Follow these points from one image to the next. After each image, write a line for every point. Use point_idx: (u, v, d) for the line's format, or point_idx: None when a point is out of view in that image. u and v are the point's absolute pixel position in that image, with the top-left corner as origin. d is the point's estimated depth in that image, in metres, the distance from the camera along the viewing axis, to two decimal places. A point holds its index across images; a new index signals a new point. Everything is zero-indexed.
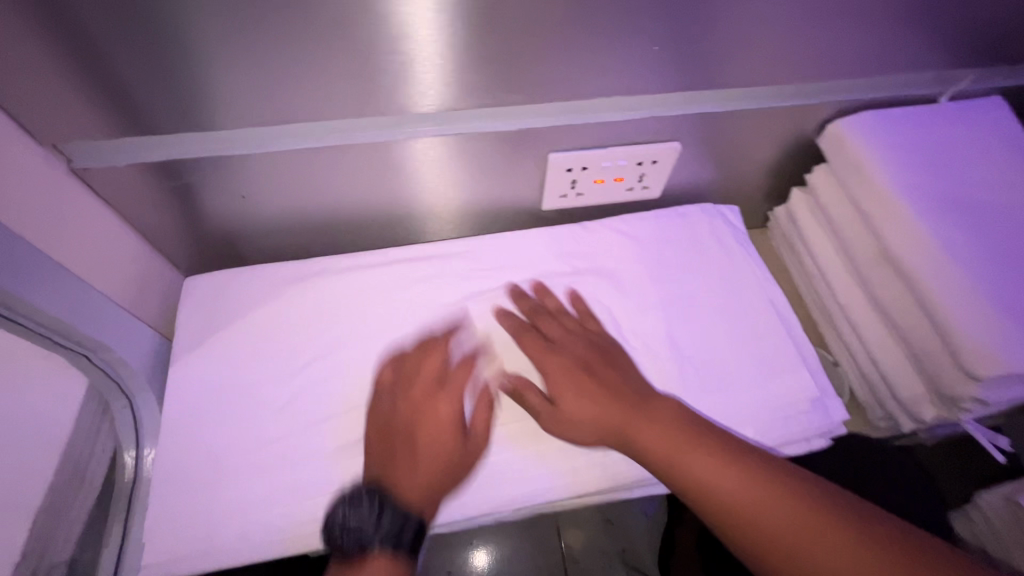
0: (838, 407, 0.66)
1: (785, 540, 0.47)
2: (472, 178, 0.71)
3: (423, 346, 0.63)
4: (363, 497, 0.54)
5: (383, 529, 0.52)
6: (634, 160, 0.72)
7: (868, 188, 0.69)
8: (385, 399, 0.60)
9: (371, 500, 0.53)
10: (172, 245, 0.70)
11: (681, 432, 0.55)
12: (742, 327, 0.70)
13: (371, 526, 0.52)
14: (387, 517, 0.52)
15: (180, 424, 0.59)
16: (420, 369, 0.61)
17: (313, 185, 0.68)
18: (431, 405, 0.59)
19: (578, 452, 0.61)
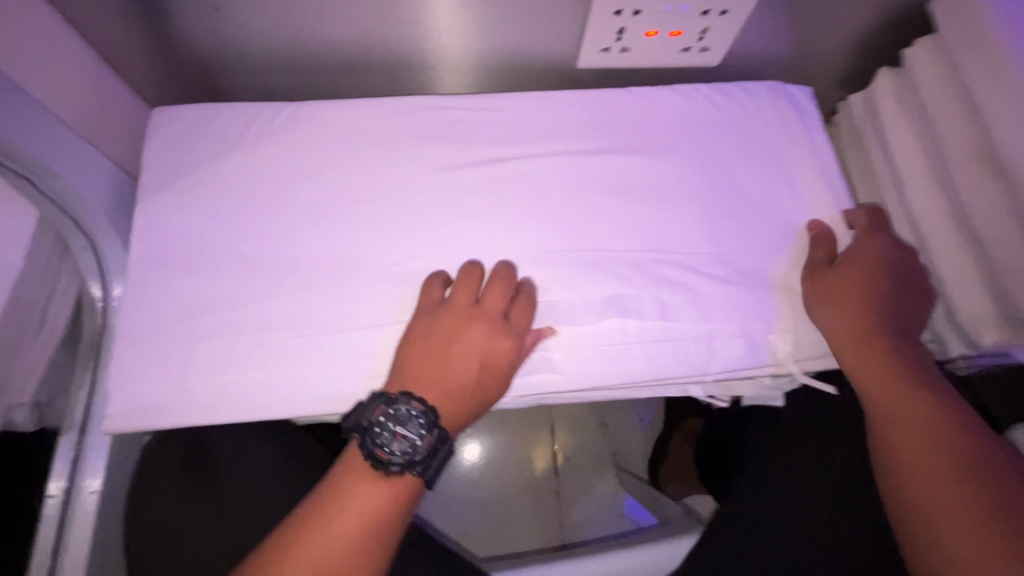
0: None
1: (924, 494, 0.47)
2: (499, 14, 0.58)
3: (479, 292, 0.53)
4: (415, 412, 0.47)
5: (431, 456, 0.47)
6: (699, 8, 0.58)
7: (988, 66, 0.55)
8: (431, 323, 0.51)
9: (424, 431, 0.47)
10: (138, 69, 0.59)
11: (869, 331, 0.53)
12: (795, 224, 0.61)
13: (426, 455, 0.47)
14: (433, 455, 0.48)
15: (147, 270, 0.52)
16: (477, 321, 0.51)
17: (303, 4, 0.55)
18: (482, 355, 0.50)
19: (592, 342, 0.55)
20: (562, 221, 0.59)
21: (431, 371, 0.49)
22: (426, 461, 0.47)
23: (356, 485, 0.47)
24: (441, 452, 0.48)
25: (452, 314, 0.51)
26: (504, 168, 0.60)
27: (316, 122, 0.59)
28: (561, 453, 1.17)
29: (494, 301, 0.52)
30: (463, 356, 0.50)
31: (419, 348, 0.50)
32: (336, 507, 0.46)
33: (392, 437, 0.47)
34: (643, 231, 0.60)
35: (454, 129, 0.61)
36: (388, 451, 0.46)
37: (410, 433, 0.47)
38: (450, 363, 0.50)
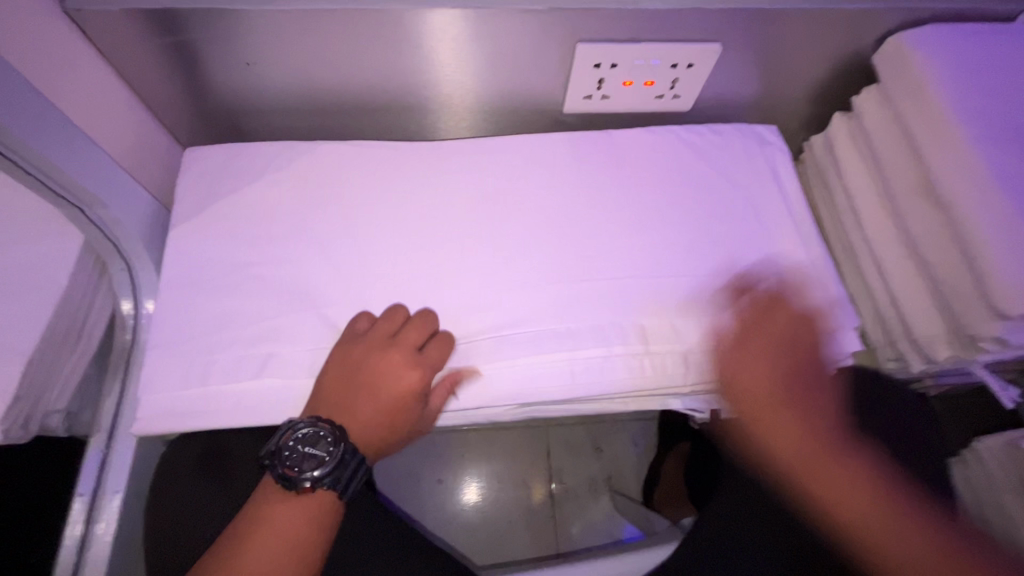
0: (850, 339, 0.64)
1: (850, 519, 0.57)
2: (493, 67, 0.67)
3: (399, 325, 0.58)
4: (323, 435, 0.52)
5: (339, 473, 0.52)
6: (668, 61, 0.66)
7: (922, 111, 0.63)
8: (346, 350, 0.55)
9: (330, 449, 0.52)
10: (175, 114, 0.67)
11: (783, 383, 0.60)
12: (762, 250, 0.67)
13: (335, 472, 0.52)
14: (345, 469, 0.52)
15: (176, 289, 0.58)
16: (394, 355, 0.56)
17: (323, 58, 0.63)
18: (391, 387, 0.56)
19: (577, 356, 0.60)
20: (549, 247, 0.65)
21: (343, 395, 0.54)
22: (335, 476, 0.52)
23: (276, 502, 0.52)
24: (353, 464, 0.53)
25: (371, 347, 0.56)
26: (496, 200, 0.67)
27: (330, 159, 0.66)
28: (557, 477, 1.20)
29: (409, 338, 0.57)
30: (377, 385, 0.55)
31: (333, 374, 0.54)
32: (258, 529, 0.50)
33: (304, 458, 0.51)
34: (623, 256, 0.66)
35: (453, 166, 0.68)
36: (304, 471, 0.51)
37: (319, 454, 0.52)
38: (362, 391, 0.55)
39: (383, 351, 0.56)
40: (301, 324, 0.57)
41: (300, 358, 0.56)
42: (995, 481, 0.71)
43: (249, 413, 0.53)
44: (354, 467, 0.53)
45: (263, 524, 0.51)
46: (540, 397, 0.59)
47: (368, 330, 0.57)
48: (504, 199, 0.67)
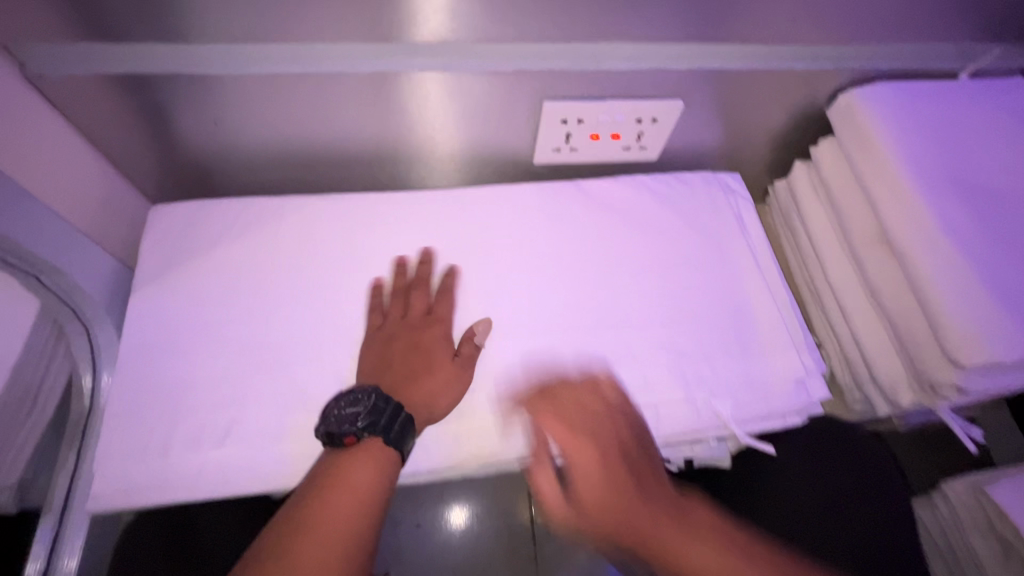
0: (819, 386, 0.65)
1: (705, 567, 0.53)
2: (463, 122, 0.68)
3: (402, 306, 0.63)
4: (359, 394, 0.54)
5: (377, 417, 0.52)
6: (633, 116, 0.68)
7: (875, 164, 0.66)
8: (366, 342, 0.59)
9: (368, 399, 0.53)
10: (141, 170, 0.67)
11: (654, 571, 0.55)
12: (730, 298, 0.69)
13: (370, 417, 0.52)
14: (383, 415, 0.53)
15: (136, 354, 0.57)
16: (418, 327, 0.61)
17: (293, 116, 0.64)
18: (428, 355, 0.60)
19: (549, 413, 0.60)
20: (520, 300, 0.65)
21: (395, 385, 0.57)
22: (377, 421, 0.52)
23: (367, 462, 0.52)
24: (388, 410, 0.53)
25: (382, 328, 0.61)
26: (467, 253, 0.67)
27: (299, 214, 0.66)
28: (538, 516, 1.18)
29: (416, 304, 0.63)
30: (415, 356, 0.60)
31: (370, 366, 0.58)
32: (371, 471, 0.51)
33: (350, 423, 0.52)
34: (593, 306, 0.66)
35: (427, 219, 0.69)
36: (352, 433, 0.52)
37: (359, 411, 0.53)
38: (413, 368, 0.59)
39: (399, 322, 0.61)
40: (267, 388, 0.56)
41: (267, 424, 0.55)
42: (964, 521, 0.72)
43: (210, 484, 0.52)
44: (402, 414, 0.54)
45: (382, 477, 0.51)
46: (512, 456, 0.58)
47: (378, 326, 0.61)
48: (476, 254, 0.68)
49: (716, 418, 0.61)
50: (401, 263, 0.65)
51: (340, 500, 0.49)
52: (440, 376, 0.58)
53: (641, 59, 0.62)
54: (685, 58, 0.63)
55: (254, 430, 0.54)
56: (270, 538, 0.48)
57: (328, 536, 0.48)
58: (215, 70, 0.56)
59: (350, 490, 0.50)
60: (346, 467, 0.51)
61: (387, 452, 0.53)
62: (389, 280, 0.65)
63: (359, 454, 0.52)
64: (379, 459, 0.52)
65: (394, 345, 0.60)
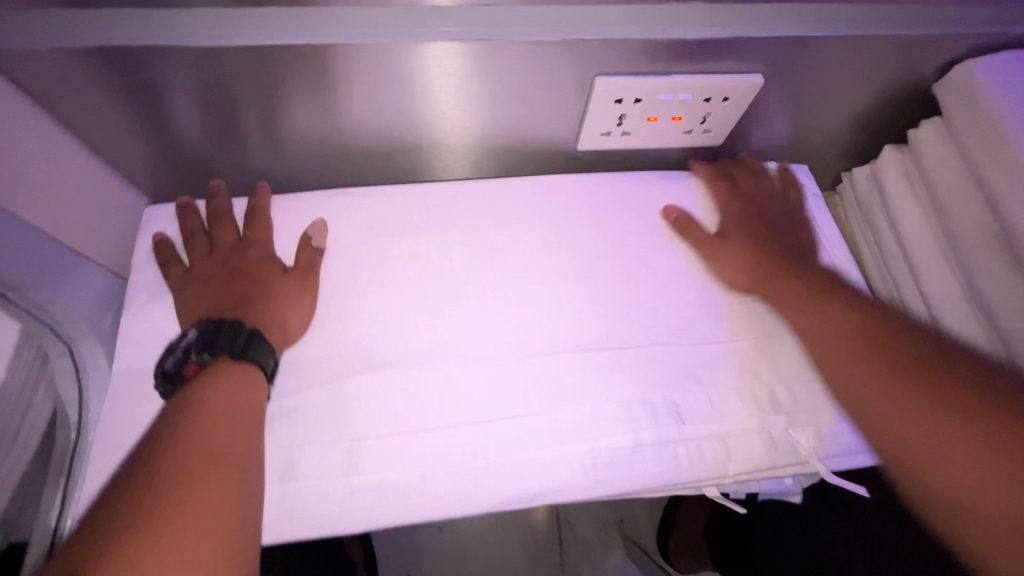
0: None
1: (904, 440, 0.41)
2: (498, 104, 0.57)
3: (208, 237, 0.56)
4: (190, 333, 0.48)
5: (213, 339, 0.46)
6: (699, 95, 0.57)
7: (996, 154, 0.55)
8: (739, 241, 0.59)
9: (200, 330, 0.47)
10: (129, 163, 0.58)
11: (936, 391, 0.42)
12: None
13: (205, 342, 0.46)
14: (221, 334, 0.47)
15: (127, 381, 0.49)
16: (235, 260, 0.54)
17: (300, 99, 0.54)
18: (252, 276, 0.53)
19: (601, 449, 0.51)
20: (564, 314, 0.56)
21: (234, 308, 0.50)
22: (212, 343, 0.46)
23: (228, 377, 0.44)
24: (224, 329, 0.47)
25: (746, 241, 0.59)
26: (502, 258, 0.58)
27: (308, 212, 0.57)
28: (566, 523, 1.12)
29: (227, 235, 0.55)
30: (247, 278, 0.53)
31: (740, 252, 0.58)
32: (220, 419, 0.41)
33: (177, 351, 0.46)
34: (649, 321, 0.57)
35: (456, 219, 0.60)
36: (190, 360, 0.45)
37: (188, 342, 0.47)
38: (238, 289, 0.52)
39: (761, 203, 0.63)
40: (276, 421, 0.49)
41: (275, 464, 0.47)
42: None
43: None
44: (255, 334, 0.47)
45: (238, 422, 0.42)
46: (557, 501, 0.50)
47: (188, 267, 0.54)
48: (513, 258, 0.58)
49: (796, 457, 0.52)
50: (680, 215, 0.61)
51: (214, 433, 0.40)
52: (298, 298, 0.53)
53: (714, 26, 0.51)
54: (767, 24, 0.52)
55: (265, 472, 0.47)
56: (122, 497, 0.35)
57: (213, 447, 0.39)
58: (203, 42, 0.46)
59: (222, 418, 0.41)
60: (211, 399, 0.42)
61: (245, 367, 0.45)
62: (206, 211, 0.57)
63: (219, 364, 0.45)
64: (236, 390, 0.44)
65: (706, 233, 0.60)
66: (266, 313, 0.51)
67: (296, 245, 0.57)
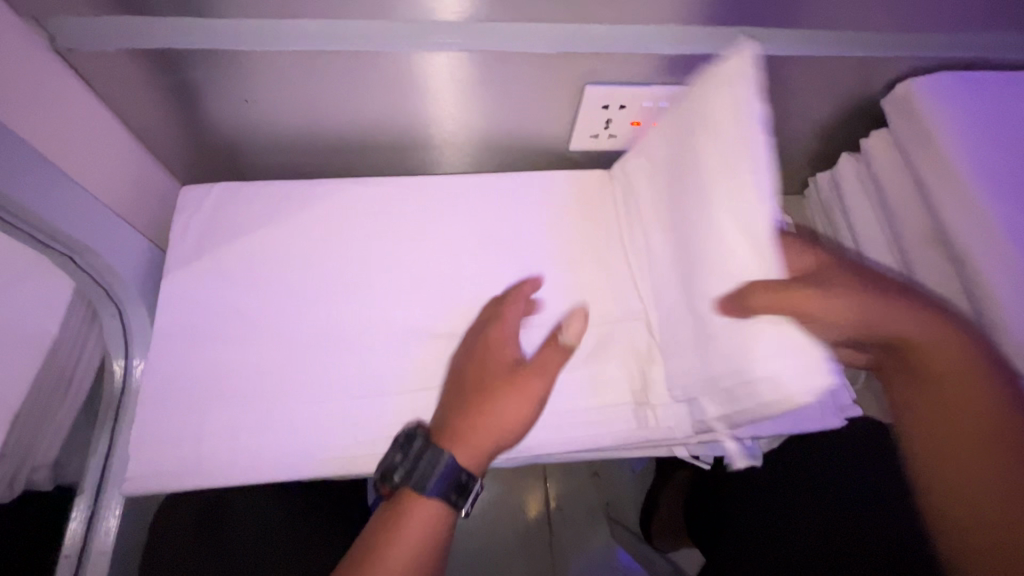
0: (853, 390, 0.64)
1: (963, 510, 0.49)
2: (500, 106, 0.65)
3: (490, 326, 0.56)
4: (416, 437, 0.51)
5: (412, 465, 0.50)
6: (678, 102, 0.65)
7: (933, 161, 0.63)
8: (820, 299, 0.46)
9: (423, 449, 0.50)
10: (169, 150, 0.65)
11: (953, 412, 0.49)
12: None
13: (409, 464, 0.50)
14: (417, 466, 0.50)
15: (167, 339, 0.56)
16: (481, 355, 0.54)
17: (326, 97, 0.62)
18: (488, 376, 0.52)
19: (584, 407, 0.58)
20: (553, 291, 0.64)
21: (459, 416, 0.51)
22: (412, 472, 0.50)
23: (418, 523, 0.49)
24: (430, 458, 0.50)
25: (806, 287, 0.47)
26: (500, 242, 0.65)
27: (328, 196, 0.64)
28: (554, 504, 1.18)
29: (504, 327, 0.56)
30: (508, 393, 0.51)
31: (770, 302, 0.46)
32: (410, 549, 0.48)
33: (391, 470, 0.50)
34: (628, 300, 0.64)
35: (459, 206, 0.67)
36: (385, 483, 0.50)
37: (394, 460, 0.51)
38: (495, 383, 0.52)
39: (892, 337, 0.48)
40: (300, 375, 0.55)
41: (296, 415, 0.54)
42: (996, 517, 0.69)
43: (242, 473, 0.51)
44: (437, 460, 0.49)
45: (421, 552, 0.48)
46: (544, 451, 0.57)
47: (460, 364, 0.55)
48: (509, 242, 0.66)
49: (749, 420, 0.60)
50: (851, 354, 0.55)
51: (400, 565, 0.47)
52: (512, 406, 0.51)
53: (688, 43, 0.59)
54: (733, 42, 0.60)
55: (289, 416, 0.54)
56: None
57: (395, 571, 0.47)
58: (247, 46, 0.54)
59: (411, 526, 0.49)
60: (405, 540, 0.48)
61: (430, 504, 0.49)
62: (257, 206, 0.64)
63: (411, 496, 0.50)
64: (421, 522, 0.49)
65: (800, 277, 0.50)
66: (473, 422, 0.51)
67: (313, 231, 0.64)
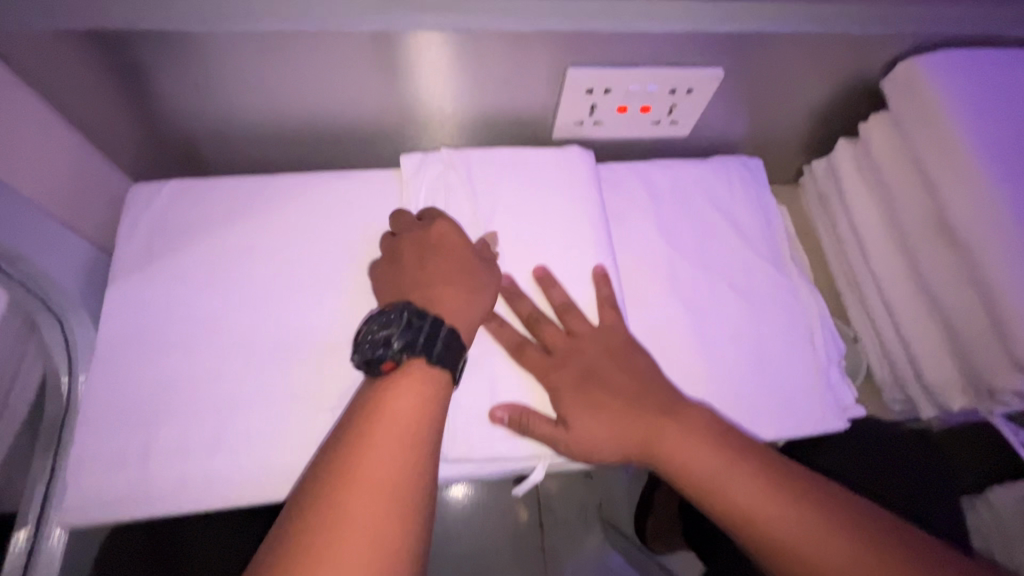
0: (847, 389, 0.62)
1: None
2: (476, 91, 0.61)
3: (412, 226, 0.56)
4: (391, 318, 0.50)
5: (414, 340, 0.48)
6: (667, 85, 0.61)
7: (936, 144, 0.59)
8: (669, 439, 0.50)
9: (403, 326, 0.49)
10: (117, 145, 0.60)
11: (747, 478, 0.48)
12: (753, 296, 0.64)
13: (404, 336, 0.48)
14: (417, 335, 0.48)
15: (116, 351, 0.51)
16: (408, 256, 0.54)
17: (285, 83, 0.57)
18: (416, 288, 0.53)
19: None
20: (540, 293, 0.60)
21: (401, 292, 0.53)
22: (414, 341, 0.48)
23: (415, 387, 0.46)
24: (424, 328, 0.49)
25: (609, 409, 0.52)
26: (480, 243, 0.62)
27: (291, 192, 0.60)
28: (547, 507, 1.14)
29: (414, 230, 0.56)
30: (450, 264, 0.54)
31: (593, 426, 0.51)
32: (394, 440, 0.43)
33: (400, 344, 0.48)
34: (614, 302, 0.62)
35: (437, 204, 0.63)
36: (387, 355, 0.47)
37: (386, 335, 0.49)
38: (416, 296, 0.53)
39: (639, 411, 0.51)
40: (262, 387, 0.51)
41: (256, 431, 0.50)
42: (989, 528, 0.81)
43: (199, 496, 0.47)
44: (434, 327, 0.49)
45: (414, 430, 0.44)
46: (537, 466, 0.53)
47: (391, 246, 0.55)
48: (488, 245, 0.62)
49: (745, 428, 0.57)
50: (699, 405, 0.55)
51: (367, 508, 0.40)
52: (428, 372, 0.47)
53: (677, 21, 0.55)
54: (724, 19, 0.56)
55: (250, 435, 0.49)
56: None
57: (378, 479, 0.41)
58: (193, 27, 0.49)
59: (389, 429, 0.44)
60: (372, 467, 0.42)
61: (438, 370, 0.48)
62: (205, 205, 0.58)
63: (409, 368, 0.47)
64: (411, 397, 0.46)
65: (580, 376, 0.53)
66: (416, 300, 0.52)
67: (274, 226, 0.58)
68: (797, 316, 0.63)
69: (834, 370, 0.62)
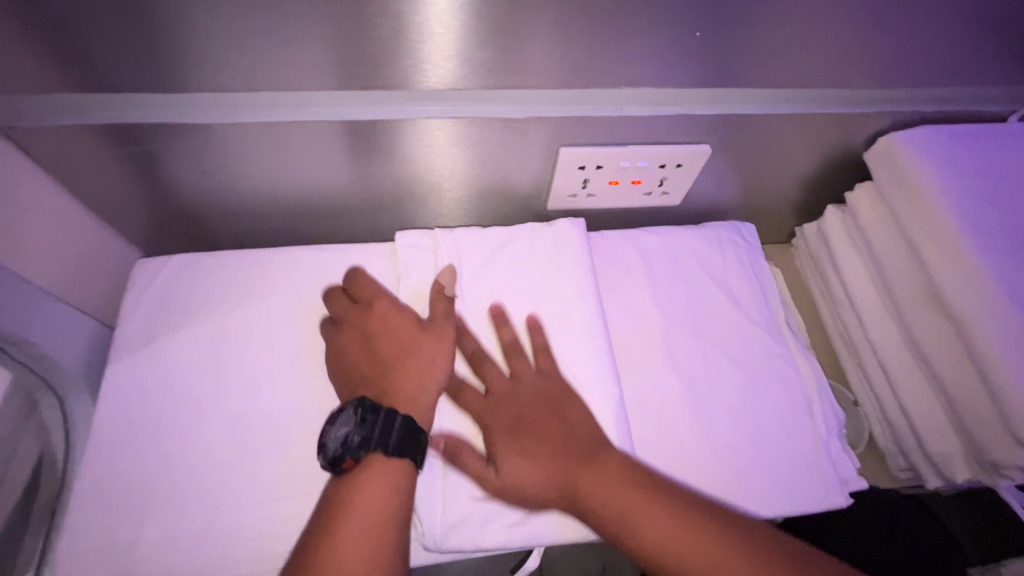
0: (848, 461, 0.61)
1: None
2: (472, 168, 0.63)
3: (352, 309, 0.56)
4: (348, 410, 0.48)
5: (370, 433, 0.47)
6: (656, 161, 0.64)
7: (921, 215, 0.60)
8: (644, 520, 0.45)
9: (355, 412, 0.48)
10: (126, 222, 0.63)
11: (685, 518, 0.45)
12: (749, 366, 0.64)
13: (362, 430, 0.47)
14: (373, 427, 0.47)
15: (113, 431, 0.52)
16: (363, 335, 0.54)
17: (291, 165, 0.59)
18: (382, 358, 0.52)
19: None
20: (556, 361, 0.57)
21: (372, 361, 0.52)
22: (369, 437, 0.47)
23: (380, 484, 0.46)
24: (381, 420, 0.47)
25: (536, 453, 0.50)
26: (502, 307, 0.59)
27: (292, 266, 0.61)
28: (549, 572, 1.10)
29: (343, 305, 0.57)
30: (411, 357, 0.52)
31: (519, 467, 0.50)
32: (379, 491, 0.46)
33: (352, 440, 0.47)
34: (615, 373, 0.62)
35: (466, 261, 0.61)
36: (347, 455, 0.46)
37: (346, 428, 0.47)
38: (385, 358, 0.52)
39: (559, 441, 0.50)
40: (257, 468, 0.51)
41: (246, 516, 0.49)
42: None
43: None
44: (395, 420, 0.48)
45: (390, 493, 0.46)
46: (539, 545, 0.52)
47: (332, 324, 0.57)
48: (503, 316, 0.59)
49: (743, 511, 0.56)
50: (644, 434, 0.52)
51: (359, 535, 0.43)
52: (378, 494, 0.45)
53: (662, 104, 0.58)
54: (707, 103, 0.59)
55: (243, 517, 0.49)
56: None
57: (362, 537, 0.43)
58: (204, 120, 0.52)
59: (372, 500, 0.45)
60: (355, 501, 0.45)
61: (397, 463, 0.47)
62: (205, 282, 0.59)
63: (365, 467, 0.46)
64: (380, 494, 0.45)
65: (513, 422, 0.52)
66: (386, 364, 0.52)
67: (273, 301, 0.59)
68: (795, 386, 0.63)
69: (835, 440, 0.61)
